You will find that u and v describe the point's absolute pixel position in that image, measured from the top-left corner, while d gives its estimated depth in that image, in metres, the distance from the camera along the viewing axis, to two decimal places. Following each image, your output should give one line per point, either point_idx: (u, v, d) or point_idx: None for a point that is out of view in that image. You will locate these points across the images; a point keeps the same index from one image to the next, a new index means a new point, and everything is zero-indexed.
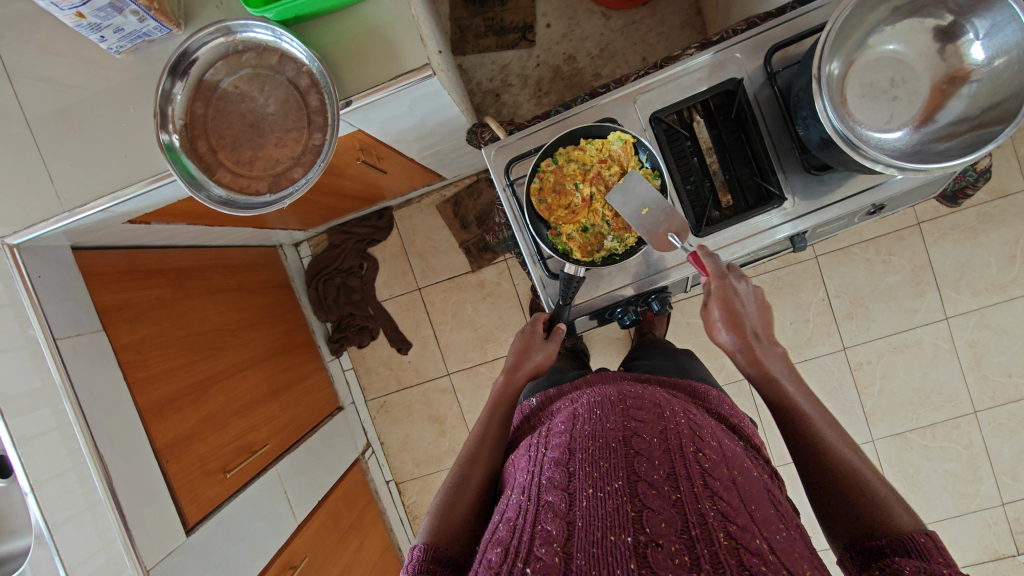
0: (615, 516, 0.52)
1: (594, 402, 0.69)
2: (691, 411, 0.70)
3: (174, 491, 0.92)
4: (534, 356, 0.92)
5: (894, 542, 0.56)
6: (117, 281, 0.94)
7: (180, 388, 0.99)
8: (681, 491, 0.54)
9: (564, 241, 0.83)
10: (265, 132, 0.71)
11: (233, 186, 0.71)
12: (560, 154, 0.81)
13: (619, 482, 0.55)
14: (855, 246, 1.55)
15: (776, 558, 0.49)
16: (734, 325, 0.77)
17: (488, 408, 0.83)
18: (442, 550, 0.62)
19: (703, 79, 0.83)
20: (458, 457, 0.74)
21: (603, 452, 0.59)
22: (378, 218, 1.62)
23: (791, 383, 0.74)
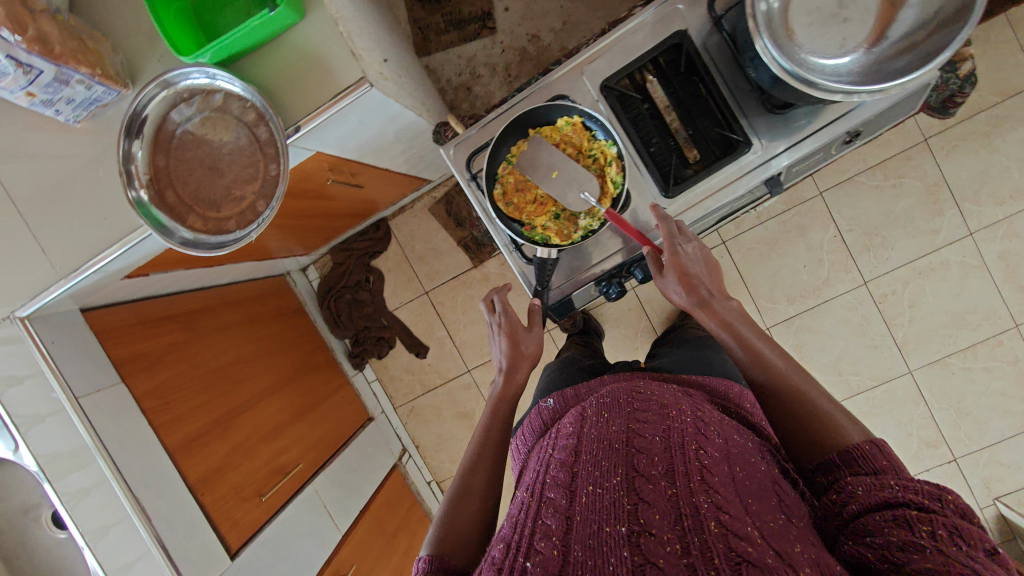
0: (611, 509, 0.53)
1: (602, 406, 0.71)
2: (700, 408, 0.70)
3: (212, 520, 0.97)
4: (523, 352, 0.92)
5: (843, 454, 0.58)
6: (129, 334, 1.00)
7: (205, 424, 1.05)
8: (677, 487, 0.55)
9: (540, 232, 0.81)
10: (224, 172, 0.74)
11: (203, 228, 0.74)
12: (510, 152, 0.80)
13: (618, 479, 0.56)
14: (861, 174, 1.48)
15: (764, 541, 0.49)
16: (688, 284, 0.77)
17: (485, 416, 0.85)
18: (448, 554, 0.64)
19: (647, 37, 0.81)
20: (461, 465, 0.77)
21: (606, 453, 0.60)
22: (375, 230, 1.64)
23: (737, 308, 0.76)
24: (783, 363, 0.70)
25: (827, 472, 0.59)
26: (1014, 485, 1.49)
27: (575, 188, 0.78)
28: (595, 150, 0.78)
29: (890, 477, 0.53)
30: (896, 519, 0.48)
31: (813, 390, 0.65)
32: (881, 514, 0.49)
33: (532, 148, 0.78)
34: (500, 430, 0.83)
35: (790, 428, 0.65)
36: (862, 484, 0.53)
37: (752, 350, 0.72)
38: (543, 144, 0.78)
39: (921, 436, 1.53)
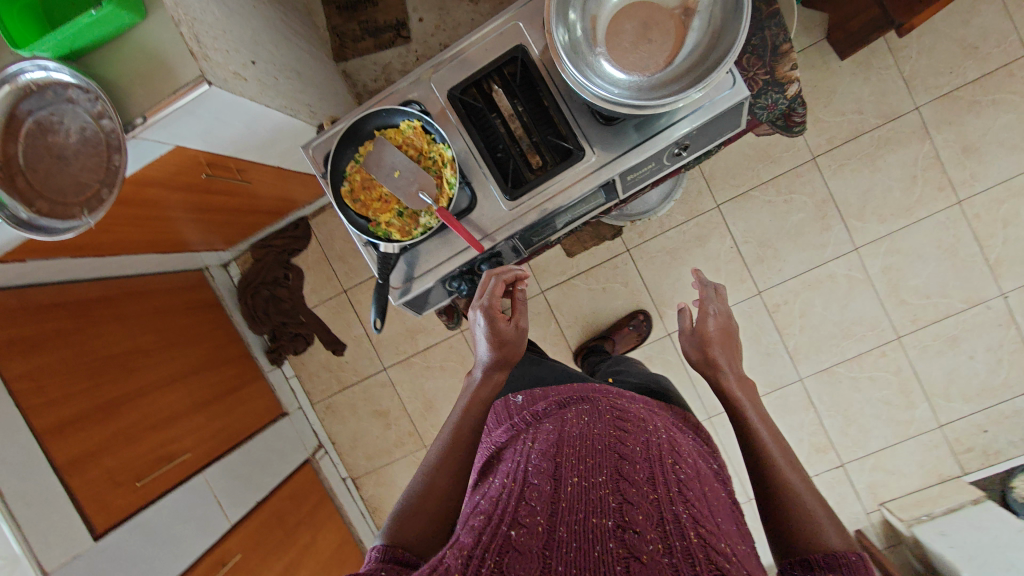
0: (597, 504, 0.58)
1: (585, 412, 0.76)
2: (675, 431, 0.76)
3: (77, 502, 0.99)
4: (505, 346, 0.82)
5: (828, 555, 0.56)
6: (8, 319, 1.01)
7: (83, 409, 1.08)
8: (658, 490, 0.59)
9: (384, 228, 0.85)
10: (70, 161, 0.78)
11: (49, 213, 0.77)
12: (357, 152, 0.85)
13: (604, 476, 0.62)
14: (756, 189, 1.55)
15: (737, 559, 0.54)
16: (707, 349, 0.81)
17: (458, 410, 0.80)
18: (405, 543, 0.65)
19: (490, 50, 0.87)
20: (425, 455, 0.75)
21: (591, 453, 0.66)
22: (294, 229, 1.68)
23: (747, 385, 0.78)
24: (745, 421, 0.72)
25: (804, 565, 0.57)
26: (896, 490, 1.56)
27: (414, 187, 0.83)
28: (434, 153, 0.84)
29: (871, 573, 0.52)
30: None
31: (768, 448, 0.68)
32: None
33: (375, 149, 0.83)
34: (470, 432, 0.77)
35: (765, 499, 0.65)
36: (845, 573, 0.53)
37: (765, 425, 0.72)
38: (384, 145, 0.83)
39: (812, 441, 1.60)
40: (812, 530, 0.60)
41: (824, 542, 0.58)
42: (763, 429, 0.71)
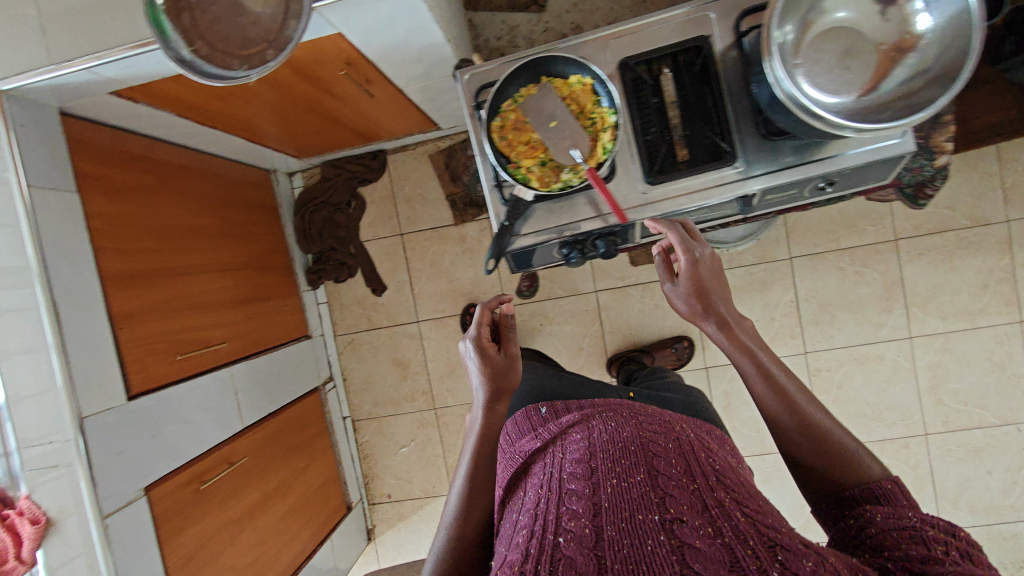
0: (639, 498, 0.57)
1: (606, 414, 0.75)
2: (702, 434, 0.76)
3: (122, 358, 0.95)
4: (500, 378, 0.77)
5: (862, 489, 0.58)
6: (95, 153, 0.98)
7: (145, 267, 1.04)
8: (700, 486, 0.59)
9: (523, 173, 0.84)
10: (244, 12, 0.75)
11: (204, 56, 0.75)
12: (519, 92, 0.84)
13: (641, 474, 0.61)
14: (831, 252, 1.55)
15: (795, 533, 0.53)
16: (703, 297, 0.73)
17: (473, 432, 0.76)
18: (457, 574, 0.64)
19: (674, 33, 0.86)
20: (453, 483, 0.72)
21: (621, 452, 0.65)
22: (372, 159, 1.65)
23: (721, 333, 0.72)
24: (760, 371, 0.69)
25: (843, 502, 0.59)
26: None
27: (568, 142, 0.81)
28: (595, 114, 0.82)
29: (906, 507, 0.54)
30: (913, 535, 0.50)
31: (791, 391, 0.66)
32: (891, 520, 0.52)
33: (541, 93, 0.82)
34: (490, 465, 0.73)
35: (794, 451, 0.65)
36: (881, 511, 0.54)
37: (768, 378, 0.68)
38: (551, 92, 0.81)
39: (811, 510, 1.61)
40: (857, 461, 0.60)
41: (868, 471, 0.59)
42: (787, 380, 0.68)
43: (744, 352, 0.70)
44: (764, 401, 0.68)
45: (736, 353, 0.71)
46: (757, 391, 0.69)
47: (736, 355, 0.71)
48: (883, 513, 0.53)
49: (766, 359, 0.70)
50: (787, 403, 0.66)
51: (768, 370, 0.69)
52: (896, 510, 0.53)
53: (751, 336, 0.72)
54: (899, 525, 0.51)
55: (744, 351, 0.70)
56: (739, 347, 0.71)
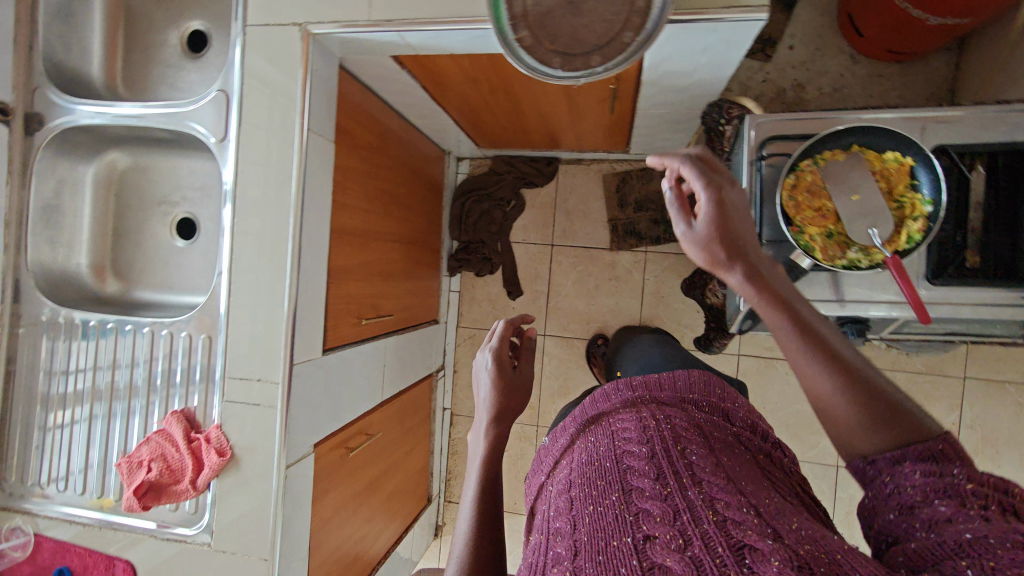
0: (614, 522, 0.50)
1: (589, 433, 0.67)
2: (683, 412, 0.66)
3: (327, 314, 0.95)
4: (514, 395, 0.76)
5: (912, 448, 0.47)
6: (348, 108, 0.98)
7: (356, 227, 1.04)
8: (668, 491, 0.51)
9: (806, 240, 0.77)
10: (582, 12, 0.73)
11: (531, 49, 0.74)
12: (822, 155, 0.78)
13: (614, 496, 0.53)
14: (1012, 383, 1.42)
15: (762, 522, 0.46)
16: (731, 249, 0.55)
17: (478, 438, 0.72)
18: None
19: (1009, 129, 0.77)
20: (464, 507, 0.66)
21: (597, 475, 0.57)
22: (546, 164, 1.64)
23: (679, 217, 0.58)
24: (796, 319, 0.53)
25: (876, 469, 0.48)
26: None
27: (868, 221, 0.76)
28: (905, 199, 0.76)
29: (949, 466, 0.45)
30: (961, 503, 0.41)
31: (848, 355, 0.52)
32: (885, 460, 0.48)
33: (848, 164, 0.77)
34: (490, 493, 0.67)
35: (844, 428, 0.51)
36: (918, 470, 0.45)
37: (801, 324, 0.53)
38: (860, 166, 0.77)
39: None
40: (909, 414, 0.50)
41: (919, 425, 0.49)
42: (845, 351, 0.53)
43: (713, 236, 0.56)
44: (769, 310, 0.54)
45: (709, 234, 0.56)
46: (757, 302, 0.55)
47: (747, 291, 0.55)
48: (882, 468, 0.48)
49: (738, 228, 0.57)
50: (835, 359, 0.51)
51: (717, 188, 0.57)
52: (874, 467, 0.49)
53: (738, 199, 0.58)
54: (916, 479, 0.45)
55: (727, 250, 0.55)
56: (715, 224, 0.56)
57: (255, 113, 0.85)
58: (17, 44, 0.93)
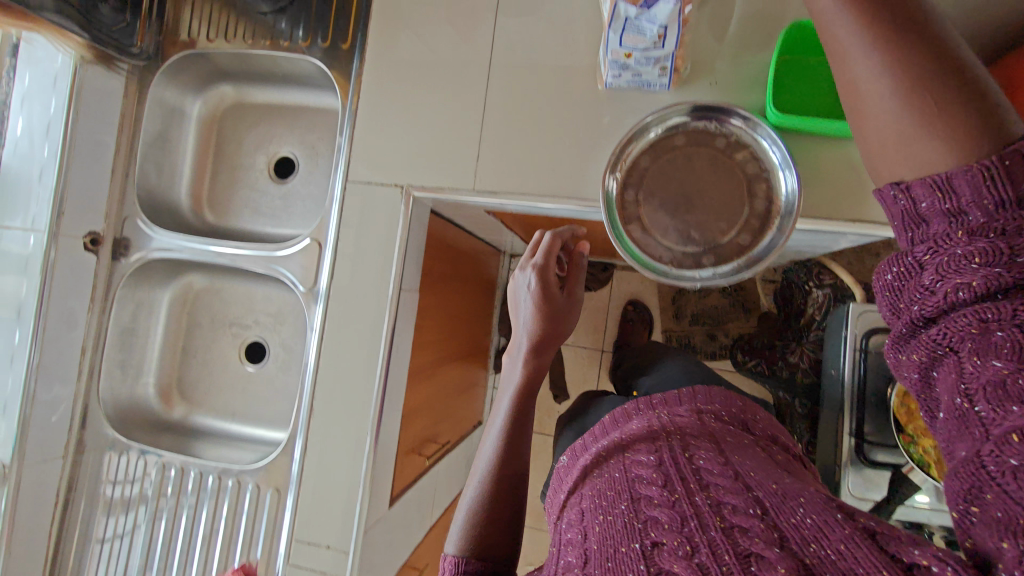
0: (621, 531, 0.41)
1: (598, 446, 0.59)
2: (702, 423, 0.57)
3: (396, 465, 0.92)
4: (559, 321, 0.74)
5: (987, 254, 0.33)
6: (432, 251, 0.97)
7: (427, 365, 1.02)
8: (678, 499, 0.43)
9: (920, 453, 0.74)
10: (694, 210, 0.72)
11: (636, 240, 0.73)
12: None
13: (624, 504, 0.44)
14: None
15: (775, 520, 0.38)
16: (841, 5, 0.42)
17: (503, 409, 0.72)
18: (484, 551, 0.57)
19: None
20: (478, 467, 0.67)
21: (610, 485, 0.48)
22: (601, 270, 1.61)
23: (870, 49, 0.41)
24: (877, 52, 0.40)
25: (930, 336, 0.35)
26: None
27: None
28: None
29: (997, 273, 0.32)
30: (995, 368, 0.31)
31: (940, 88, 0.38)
32: (934, 214, 0.37)
33: None
34: (507, 468, 0.65)
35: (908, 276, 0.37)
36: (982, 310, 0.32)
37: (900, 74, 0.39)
38: None
39: None
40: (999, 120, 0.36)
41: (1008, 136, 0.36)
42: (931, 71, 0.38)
43: (904, 70, 0.39)
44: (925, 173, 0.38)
45: (897, 92, 0.39)
46: (930, 147, 0.38)
47: (883, 83, 0.40)
48: (934, 272, 0.35)
49: (960, 58, 0.39)
50: (918, 129, 0.38)
51: (947, 60, 0.39)
52: (912, 255, 0.37)
53: (947, 33, 0.40)
54: (974, 287, 0.33)
55: (906, 47, 0.40)
56: (911, 63, 0.39)
57: (348, 269, 0.85)
58: (114, 171, 0.94)
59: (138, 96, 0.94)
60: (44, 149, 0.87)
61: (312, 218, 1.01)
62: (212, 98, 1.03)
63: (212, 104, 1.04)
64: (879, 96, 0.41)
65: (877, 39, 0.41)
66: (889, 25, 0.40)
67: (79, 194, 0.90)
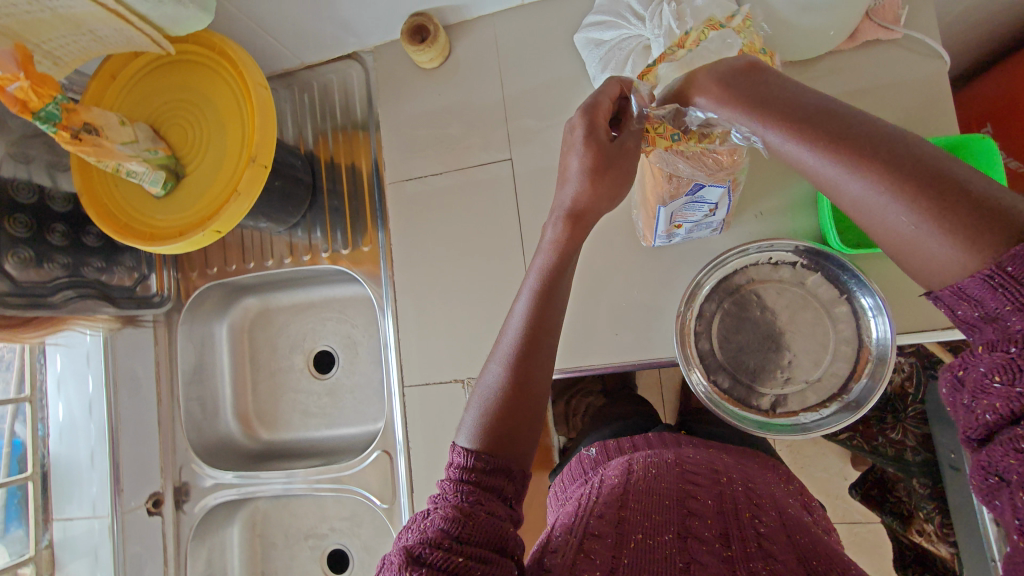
0: (662, 563, 0.51)
1: (650, 459, 0.69)
2: (753, 480, 0.67)
3: None
4: (618, 175, 0.51)
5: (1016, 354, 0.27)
6: None
7: None
8: (732, 550, 0.52)
9: None
10: (781, 347, 0.68)
11: (729, 395, 0.69)
12: None
13: (670, 535, 0.55)
14: None
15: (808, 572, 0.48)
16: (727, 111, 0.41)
17: (519, 313, 0.55)
18: (501, 449, 0.50)
19: None
20: (498, 353, 0.55)
21: (657, 506, 0.59)
22: None
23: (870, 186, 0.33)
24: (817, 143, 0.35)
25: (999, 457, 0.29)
26: None
27: None
28: None
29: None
30: None
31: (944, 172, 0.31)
32: (971, 322, 0.30)
33: None
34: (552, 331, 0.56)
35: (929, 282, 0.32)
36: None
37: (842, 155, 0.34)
38: None
39: None
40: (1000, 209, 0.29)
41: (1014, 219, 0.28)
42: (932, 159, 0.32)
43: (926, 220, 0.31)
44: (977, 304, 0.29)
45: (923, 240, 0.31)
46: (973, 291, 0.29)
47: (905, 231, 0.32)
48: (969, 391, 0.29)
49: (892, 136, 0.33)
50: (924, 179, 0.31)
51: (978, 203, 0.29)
52: (953, 372, 0.31)
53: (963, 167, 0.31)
54: (1004, 412, 0.28)
55: (921, 188, 0.31)
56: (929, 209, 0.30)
57: (427, 473, 0.82)
58: (163, 417, 0.94)
59: (170, 337, 0.94)
60: (91, 427, 0.86)
61: (366, 409, 0.96)
62: (237, 312, 1.00)
63: (238, 319, 1.01)
64: (904, 242, 0.32)
65: (876, 181, 0.32)
66: (886, 172, 0.32)
67: (134, 454, 0.89)
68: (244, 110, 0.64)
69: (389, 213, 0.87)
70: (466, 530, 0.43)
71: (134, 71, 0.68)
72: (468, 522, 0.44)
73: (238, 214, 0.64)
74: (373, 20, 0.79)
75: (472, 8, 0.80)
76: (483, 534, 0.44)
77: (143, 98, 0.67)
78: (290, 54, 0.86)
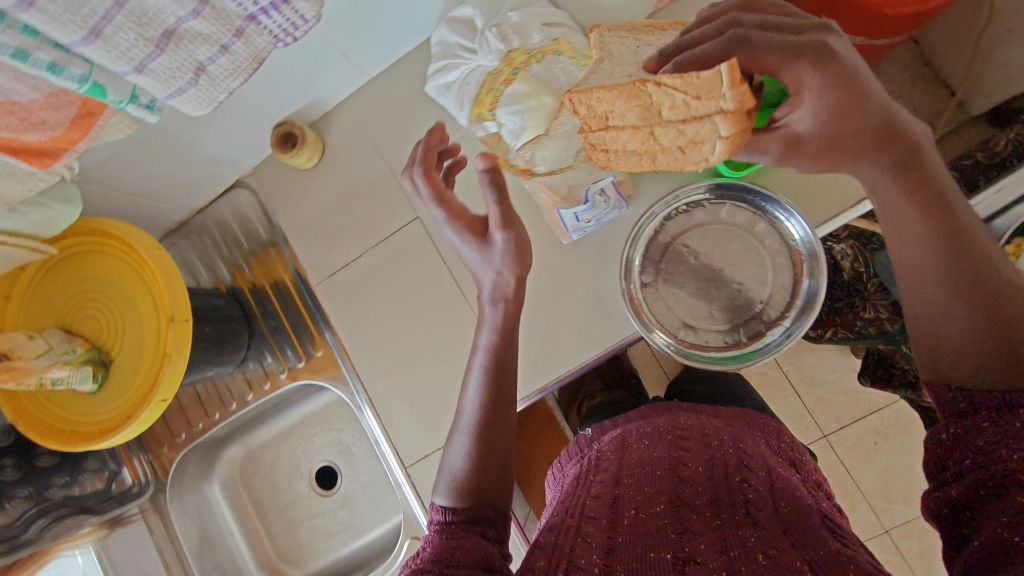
0: (655, 534, 0.54)
1: (642, 433, 0.73)
2: (741, 438, 0.70)
3: None
4: None
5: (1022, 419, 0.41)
6: None
7: None
8: (722, 516, 0.54)
9: None
10: (724, 280, 0.70)
11: (692, 341, 0.70)
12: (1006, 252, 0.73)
13: (662, 506, 0.58)
14: None
15: (784, 534, 0.49)
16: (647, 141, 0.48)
17: (471, 384, 0.61)
18: (478, 502, 0.55)
19: None
20: (461, 425, 0.61)
21: (649, 479, 0.63)
22: None
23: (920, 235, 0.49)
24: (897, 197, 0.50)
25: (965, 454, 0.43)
26: None
27: None
28: None
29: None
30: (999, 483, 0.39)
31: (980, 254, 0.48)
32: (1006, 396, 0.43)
33: None
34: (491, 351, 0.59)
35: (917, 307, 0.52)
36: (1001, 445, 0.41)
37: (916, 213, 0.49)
38: None
39: None
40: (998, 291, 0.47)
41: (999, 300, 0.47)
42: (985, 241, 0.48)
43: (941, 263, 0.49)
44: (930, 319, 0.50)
45: (933, 266, 0.49)
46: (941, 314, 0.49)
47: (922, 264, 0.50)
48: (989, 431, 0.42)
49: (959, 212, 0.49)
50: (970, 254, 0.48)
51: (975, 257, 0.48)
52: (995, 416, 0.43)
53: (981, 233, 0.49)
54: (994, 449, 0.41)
55: (943, 238, 0.49)
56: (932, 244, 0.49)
57: None
58: None
59: (163, 521, 0.90)
60: None
61: (384, 505, 0.93)
62: (223, 467, 0.97)
63: (226, 473, 0.97)
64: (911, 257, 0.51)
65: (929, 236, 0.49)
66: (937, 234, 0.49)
67: None
68: (147, 276, 0.65)
69: (327, 312, 0.87)
70: (455, 556, 0.47)
71: (27, 282, 0.68)
72: (456, 551, 0.47)
73: (178, 372, 0.63)
74: (237, 144, 0.80)
75: (326, 99, 0.83)
76: (468, 559, 0.47)
77: (44, 305, 0.67)
78: (175, 205, 0.86)
